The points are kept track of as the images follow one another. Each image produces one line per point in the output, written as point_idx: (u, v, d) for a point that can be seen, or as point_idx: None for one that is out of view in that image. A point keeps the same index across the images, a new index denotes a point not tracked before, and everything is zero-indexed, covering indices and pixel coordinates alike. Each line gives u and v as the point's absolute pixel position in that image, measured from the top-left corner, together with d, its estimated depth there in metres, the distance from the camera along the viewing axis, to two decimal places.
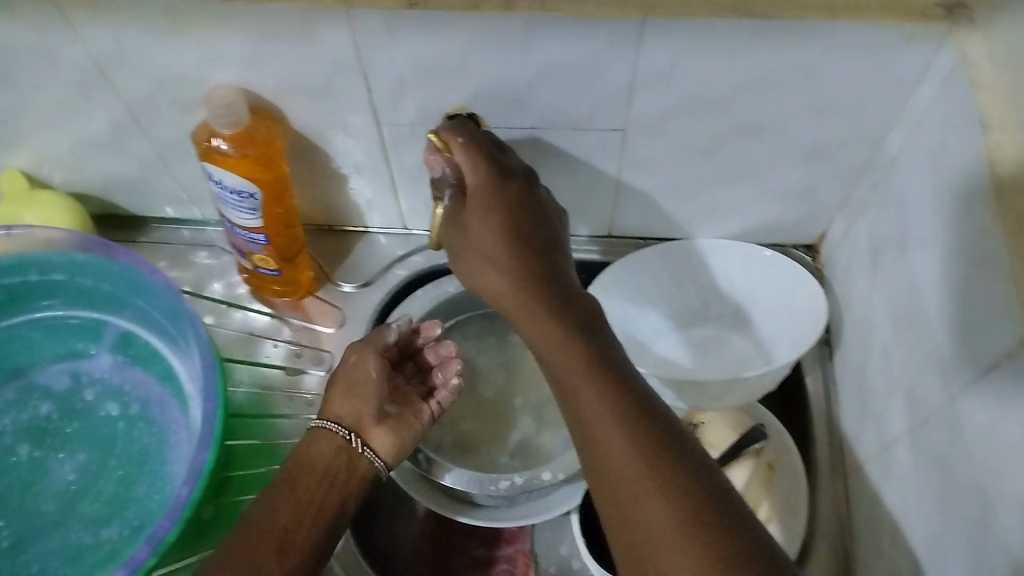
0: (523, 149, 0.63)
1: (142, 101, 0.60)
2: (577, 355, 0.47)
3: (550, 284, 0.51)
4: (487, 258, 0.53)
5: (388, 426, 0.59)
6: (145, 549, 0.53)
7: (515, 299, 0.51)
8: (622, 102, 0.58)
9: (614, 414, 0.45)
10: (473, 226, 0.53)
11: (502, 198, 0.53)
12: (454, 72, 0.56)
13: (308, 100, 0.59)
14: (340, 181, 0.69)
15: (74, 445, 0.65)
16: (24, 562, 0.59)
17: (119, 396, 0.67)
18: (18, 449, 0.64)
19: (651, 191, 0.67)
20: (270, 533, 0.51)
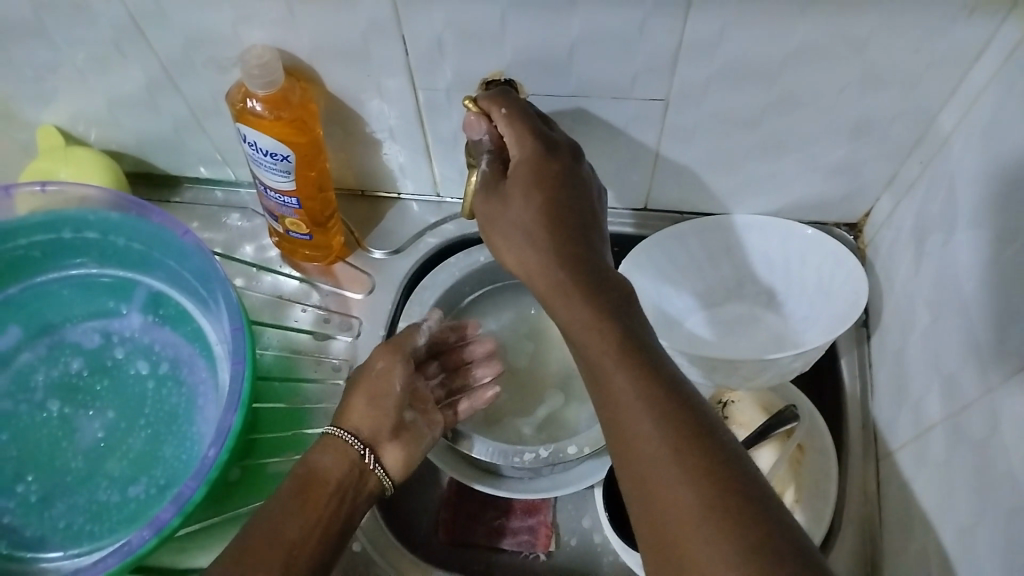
0: (562, 116, 0.61)
1: (178, 60, 0.59)
2: (606, 333, 0.46)
3: (585, 256, 0.49)
4: (518, 229, 0.51)
5: (402, 441, 0.59)
6: (171, 509, 0.53)
7: (544, 271, 0.50)
8: (665, 70, 0.56)
9: (644, 394, 0.44)
10: (510, 195, 0.52)
11: (539, 169, 0.52)
12: (495, 36, 0.54)
13: (345, 63, 0.58)
14: (373, 146, 0.68)
15: (103, 403, 0.65)
16: (52, 517, 0.60)
17: (148, 354, 0.67)
18: (49, 405, 0.65)
19: (690, 163, 0.66)
20: (277, 546, 0.50)
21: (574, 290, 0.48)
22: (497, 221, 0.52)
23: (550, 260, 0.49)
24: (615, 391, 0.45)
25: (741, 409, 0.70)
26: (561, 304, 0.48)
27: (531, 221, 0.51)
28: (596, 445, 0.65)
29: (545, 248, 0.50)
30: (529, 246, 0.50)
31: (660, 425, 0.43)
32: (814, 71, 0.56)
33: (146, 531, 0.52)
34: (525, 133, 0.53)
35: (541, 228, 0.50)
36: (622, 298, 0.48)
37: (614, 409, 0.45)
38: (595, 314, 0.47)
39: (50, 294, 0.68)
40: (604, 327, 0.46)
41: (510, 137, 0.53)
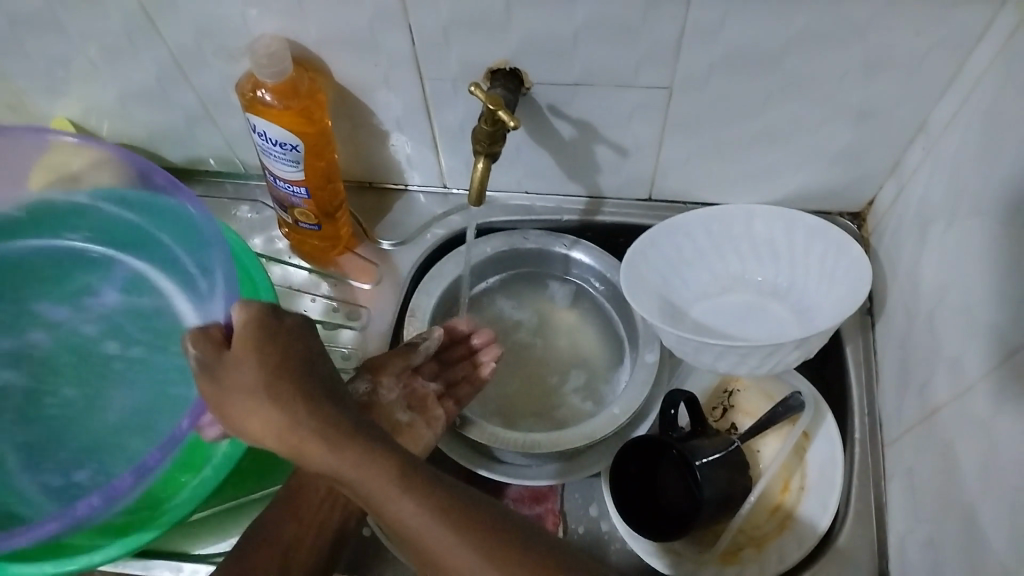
0: (567, 105, 0.62)
1: (188, 51, 0.60)
2: (372, 460, 0.47)
3: (327, 407, 0.47)
4: (293, 418, 0.46)
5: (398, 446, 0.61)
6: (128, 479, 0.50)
7: (313, 440, 0.46)
8: (669, 57, 0.57)
9: (399, 466, 0.47)
10: (255, 402, 0.46)
11: (267, 344, 0.47)
12: (499, 25, 0.55)
13: (352, 53, 0.58)
14: (381, 137, 0.68)
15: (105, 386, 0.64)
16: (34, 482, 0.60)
17: (166, 352, 0.65)
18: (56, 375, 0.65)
19: (694, 152, 0.67)
20: (272, 549, 0.55)
21: (331, 446, 0.46)
22: (250, 406, 0.46)
23: (296, 425, 0.46)
24: (370, 484, 0.47)
25: (748, 396, 0.73)
26: (317, 459, 0.47)
27: (360, 441, 0.47)
28: (606, 427, 0.67)
29: (322, 426, 0.47)
30: (324, 430, 0.47)
31: (431, 513, 0.46)
32: (817, 56, 0.56)
33: (95, 500, 0.49)
34: (265, 313, 0.49)
35: (298, 402, 0.47)
36: (328, 390, 0.49)
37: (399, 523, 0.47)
38: (362, 456, 0.47)
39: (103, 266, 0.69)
40: (373, 467, 0.47)
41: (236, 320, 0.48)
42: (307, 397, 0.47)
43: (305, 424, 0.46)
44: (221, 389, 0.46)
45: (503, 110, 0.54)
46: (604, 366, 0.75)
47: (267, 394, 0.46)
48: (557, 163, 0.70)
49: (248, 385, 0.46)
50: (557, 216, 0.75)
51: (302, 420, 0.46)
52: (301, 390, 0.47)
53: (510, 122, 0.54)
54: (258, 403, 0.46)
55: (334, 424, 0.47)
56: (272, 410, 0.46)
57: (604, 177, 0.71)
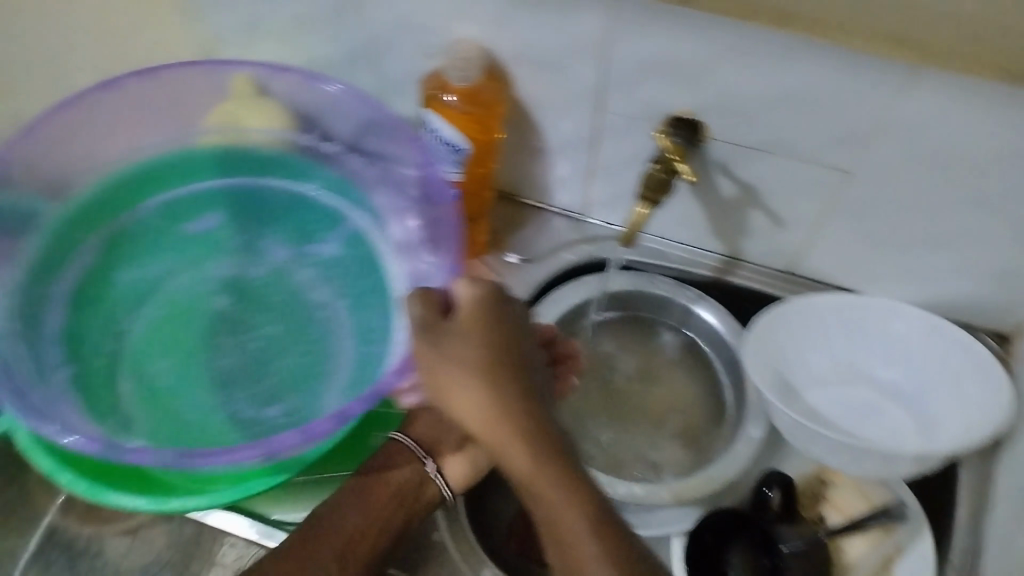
0: (737, 164, 0.61)
1: (383, 37, 0.61)
2: (557, 468, 0.47)
3: (533, 404, 0.49)
4: (498, 403, 0.48)
5: (466, 452, 0.61)
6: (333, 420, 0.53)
7: (509, 428, 0.48)
8: (857, 142, 0.56)
9: (579, 486, 0.48)
10: (468, 378, 0.49)
11: (491, 331, 0.51)
12: (696, 75, 0.55)
13: (540, 71, 0.59)
14: (539, 156, 0.69)
15: (275, 319, 0.66)
16: (186, 405, 0.61)
17: (330, 311, 0.66)
18: (219, 302, 0.66)
19: (850, 238, 0.65)
20: (336, 535, 0.55)
21: (525, 442, 0.48)
22: (459, 379, 0.49)
23: (499, 411, 0.48)
24: (548, 491, 0.47)
25: (842, 494, 0.68)
26: (516, 456, 0.47)
27: (552, 449, 0.48)
28: (689, 494, 0.64)
29: (525, 424, 0.48)
30: (525, 428, 0.48)
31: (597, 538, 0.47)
32: (1013, 175, 0.54)
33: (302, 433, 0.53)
34: (493, 301, 0.52)
35: (506, 390, 0.49)
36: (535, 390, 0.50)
37: (563, 538, 0.47)
38: (551, 461, 0.48)
39: (355, 238, 0.70)
40: (557, 475, 0.47)
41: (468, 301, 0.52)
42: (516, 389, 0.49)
43: (506, 415, 0.48)
44: (441, 356, 0.50)
45: (682, 162, 0.57)
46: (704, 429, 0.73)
47: (480, 371, 0.49)
48: (706, 218, 0.69)
49: (465, 360, 0.49)
50: (689, 267, 0.74)
51: (506, 410, 0.48)
52: (512, 380, 0.49)
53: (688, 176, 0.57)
54: (469, 377, 0.49)
55: (534, 423, 0.48)
56: (481, 389, 0.48)
57: (750, 241, 0.70)
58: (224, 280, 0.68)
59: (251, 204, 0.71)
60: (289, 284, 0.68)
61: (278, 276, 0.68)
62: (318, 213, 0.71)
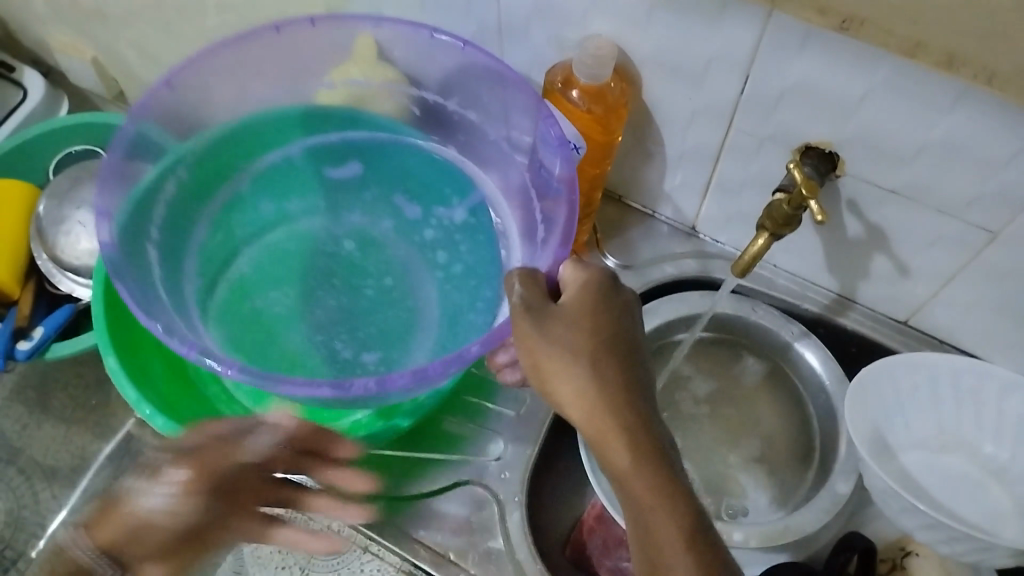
0: (869, 205, 0.56)
1: (513, 21, 0.58)
2: (650, 466, 0.44)
3: (635, 397, 0.46)
4: (595, 388, 0.45)
5: (167, 565, 0.53)
6: (406, 379, 0.53)
7: (604, 419, 0.45)
8: (1011, 205, 0.50)
9: (672, 487, 0.43)
10: (566, 361, 0.46)
11: (600, 315, 0.48)
12: (843, 108, 0.50)
13: (673, 79, 0.55)
14: (655, 164, 0.65)
15: (389, 271, 0.68)
16: (291, 329, 0.64)
17: (446, 276, 0.67)
18: (345, 244, 0.69)
19: (980, 303, 0.59)
20: None
21: (619, 434, 0.44)
22: (563, 365, 0.46)
23: (596, 398, 0.45)
24: (638, 488, 0.43)
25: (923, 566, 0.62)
26: (612, 447, 0.44)
27: (655, 448, 0.44)
28: (763, 542, 0.61)
29: (629, 418, 0.45)
30: (630, 424, 0.45)
31: (687, 546, 0.41)
32: None
33: (370, 384, 0.52)
34: (606, 283, 0.50)
35: (612, 381, 0.46)
36: (643, 384, 0.47)
37: (651, 544, 0.43)
38: (643, 457, 0.44)
39: (476, 208, 0.70)
40: (650, 473, 0.43)
41: (578, 283, 0.50)
42: (619, 378, 0.46)
43: (611, 407, 0.45)
44: (545, 337, 0.47)
45: (814, 201, 0.50)
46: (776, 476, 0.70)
47: (586, 358, 0.46)
48: (823, 253, 0.65)
49: (570, 345, 0.47)
50: (797, 301, 0.70)
51: (612, 403, 0.45)
52: (619, 372, 0.46)
53: (817, 214, 0.50)
54: (571, 361, 0.46)
55: (634, 416, 0.45)
56: (581, 374, 0.46)
57: (867, 285, 0.65)
58: (360, 225, 0.70)
59: (390, 157, 0.72)
60: (408, 242, 0.69)
61: (403, 235, 0.70)
62: (449, 178, 0.71)
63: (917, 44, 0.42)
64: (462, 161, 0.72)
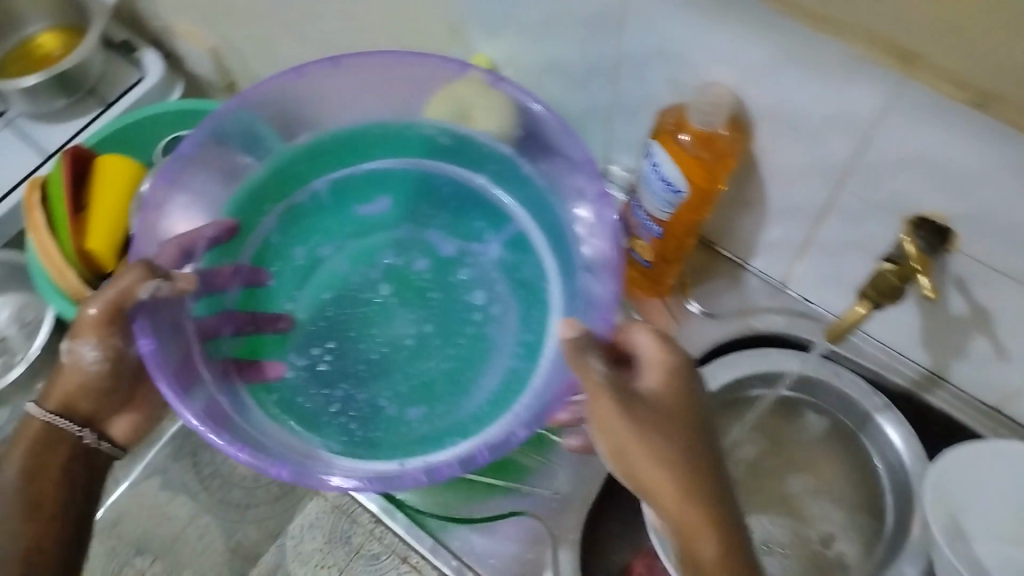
0: (975, 284, 0.55)
1: (630, 59, 0.58)
2: (732, 560, 0.43)
3: (716, 483, 0.46)
4: (681, 472, 0.45)
5: (127, 413, 0.67)
6: (453, 468, 0.55)
7: (688, 502, 0.45)
8: None
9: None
10: (654, 441, 0.46)
11: (681, 396, 0.48)
12: (965, 183, 0.49)
13: (787, 133, 0.54)
14: (753, 217, 0.64)
15: (426, 316, 0.67)
16: (330, 388, 0.65)
17: (485, 318, 0.67)
18: (381, 287, 0.69)
19: None
20: (40, 554, 0.60)
21: (704, 521, 0.44)
22: (638, 451, 0.46)
23: (682, 481, 0.45)
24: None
25: None
26: (697, 533, 0.44)
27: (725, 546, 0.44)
28: None
29: (698, 514, 0.44)
30: (699, 520, 0.44)
31: None
32: None
33: (421, 476, 0.54)
34: (684, 359, 0.50)
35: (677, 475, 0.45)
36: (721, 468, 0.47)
37: None
38: (725, 547, 0.44)
39: (517, 239, 0.70)
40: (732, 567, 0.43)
41: (654, 358, 0.50)
42: (701, 464, 0.46)
43: (682, 499, 0.45)
44: (630, 411, 0.46)
45: (925, 275, 0.50)
46: (841, 544, 0.70)
47: (658, 444, 0.46)
48: (918, 325, 0.63)
49: (657, 424, 0.46)
50: (884, 372, 0.68)
51: (683, 494, 0.45)
52: (689, 465, 0.46)
53: (931, 294, 0.50)
54: (659, 440, 0.46)
55: (717, 503, 0.45)
56: (669, 455, 0.46)
57: (962, 366, 0.63)
58: (396, 270, 0.70)
59: (423, 189, 0.73)
60: (443, 283, 0.69)
61: (439, 274, 0.69)
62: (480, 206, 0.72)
63: None
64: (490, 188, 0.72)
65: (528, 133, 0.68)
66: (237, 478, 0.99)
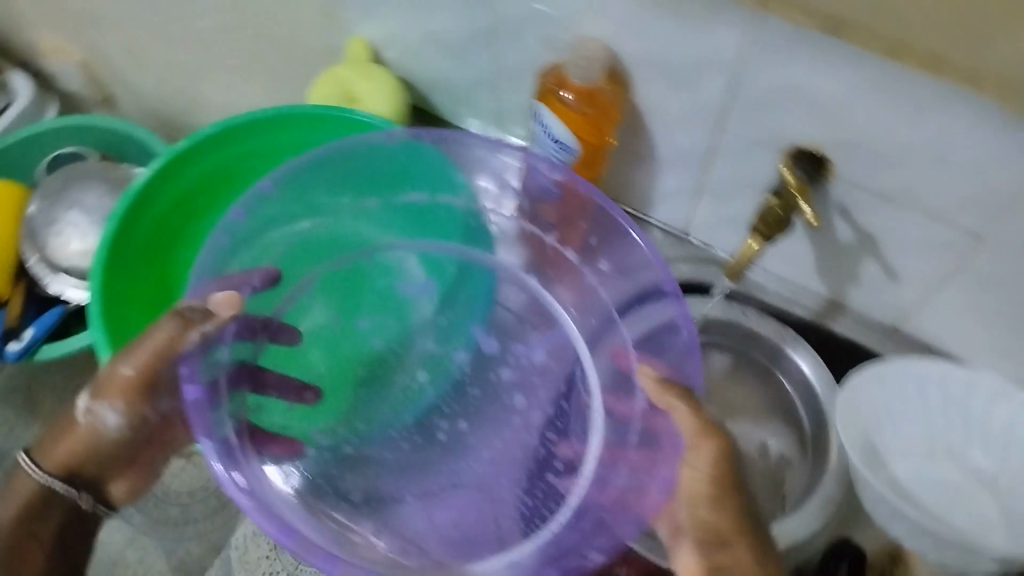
0: (859, 209, 0.57)
1: (503, 24, 0.58)
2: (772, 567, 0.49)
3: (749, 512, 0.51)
4: (729, 489, 0.51)
5: (133, 475, 0.61)
6: (506, 482, 0.63)
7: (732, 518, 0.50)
8: (997, 210, 0.51)
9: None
10: (708, 447, 0.52)
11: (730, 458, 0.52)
12: (834, 111, 0.51)
13: (664, 81, 0.55)
14: (647, 169, 0.65)
15: (387, 314, 0.72)
16: (319, 418, 0.68)
17: (444, 297, 0.71)
18: (325, 306, 0.71)
19: (964, 307, 0.60)
20: None
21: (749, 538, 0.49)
22: (712, 500, 0.51)
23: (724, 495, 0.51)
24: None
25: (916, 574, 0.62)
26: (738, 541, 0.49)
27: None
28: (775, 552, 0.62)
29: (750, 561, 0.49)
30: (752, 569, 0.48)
31: None
32: None
33: (479, 492, 0.63)
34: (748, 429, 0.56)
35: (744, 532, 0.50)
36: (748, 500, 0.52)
37: None
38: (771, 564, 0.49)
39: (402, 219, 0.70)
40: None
41: (680, 401, 0.54)
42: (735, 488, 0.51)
43: (749, 553, 0.49)
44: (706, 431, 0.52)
45: (806, 202, 0.54)
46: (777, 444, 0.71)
47: (731, 498, 0.51)
48: (814, 257, 0.65)
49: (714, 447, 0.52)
50: (789, 305, 0.70)
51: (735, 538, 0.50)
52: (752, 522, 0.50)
53: (813, 220, 0.54)
54: (707, 449, 0.52)
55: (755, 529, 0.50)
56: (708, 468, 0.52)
57: (858, 290, 0.65)
58: (344, 274, 0.72)
59: (330, 178, 0.69)
60: (402, 280, 0.72)
61: (393, 269, 0.73)
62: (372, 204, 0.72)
63: (904, 46, 0.42)
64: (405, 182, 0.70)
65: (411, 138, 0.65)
66: (170, 496, 0.96)
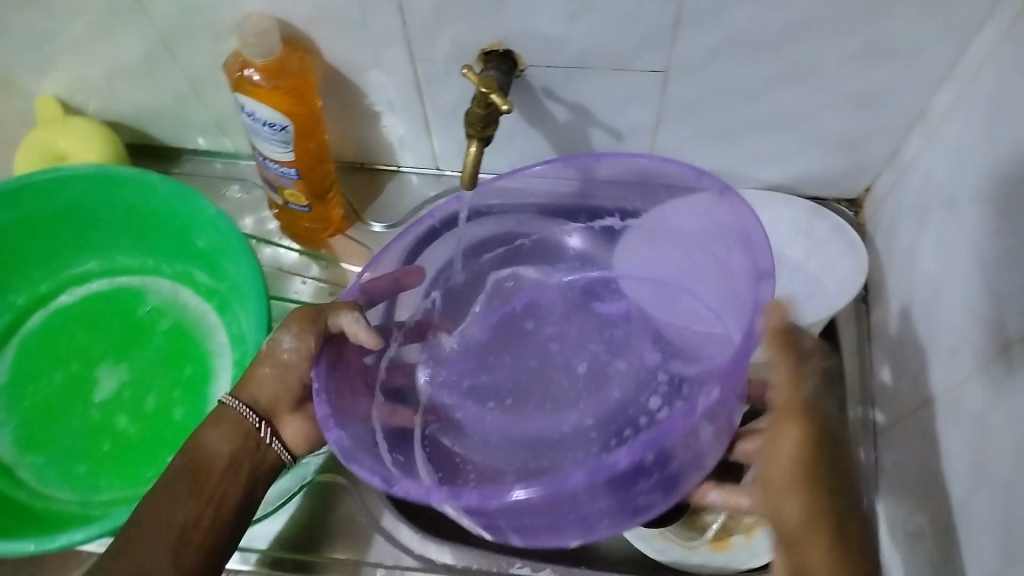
0: (562, 86, 0.61)
1: (175, 29, 0.59)
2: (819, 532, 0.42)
3: (824, 472, 0.44)
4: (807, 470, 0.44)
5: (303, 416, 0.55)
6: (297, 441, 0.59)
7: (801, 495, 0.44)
8: (666, 40, 0.56)
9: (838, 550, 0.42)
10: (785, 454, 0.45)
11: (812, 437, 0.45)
12: (493, 5, 0.55)
13: (341, 32, 0.58)
14: (373, 119, 0.67)
15: (148, 341, 0.68)
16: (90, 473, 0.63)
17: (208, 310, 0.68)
18: (83, 353, 0.67)
19: (686, 139, 0.66)
20: (165, 533, 0.47)
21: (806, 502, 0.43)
22: (795, 449, 0.45)
23: (806, 496, 0.43)
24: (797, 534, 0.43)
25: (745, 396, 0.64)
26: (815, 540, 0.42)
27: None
28: None
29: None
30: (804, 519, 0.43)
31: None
32: (819, 39, 0.55)
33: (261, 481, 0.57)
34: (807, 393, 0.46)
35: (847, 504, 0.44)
36: (839, 473, 0.44)
37: None
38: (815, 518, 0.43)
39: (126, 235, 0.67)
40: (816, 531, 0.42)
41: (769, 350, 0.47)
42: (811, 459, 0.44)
43: (822, 544, 0.42)
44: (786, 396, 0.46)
45: (495, 93, 0.53)
46: None
47: (821, 486, 0.44)
48: (552, 150, 0.69)
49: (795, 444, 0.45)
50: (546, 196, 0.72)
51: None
52: (832, 501, 0.43)
53: (502, 105, 0.52)
54: (797, 467, 0.44)
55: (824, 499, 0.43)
56: (801, 472, 0.44)
57: None
58: (96, 316, 0.69)
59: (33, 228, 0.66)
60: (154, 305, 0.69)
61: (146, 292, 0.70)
62: (94, 266, 0.71)
63: None
64: (111, 205, 0.66)
65: (75, 174, 0.63)
66: None
